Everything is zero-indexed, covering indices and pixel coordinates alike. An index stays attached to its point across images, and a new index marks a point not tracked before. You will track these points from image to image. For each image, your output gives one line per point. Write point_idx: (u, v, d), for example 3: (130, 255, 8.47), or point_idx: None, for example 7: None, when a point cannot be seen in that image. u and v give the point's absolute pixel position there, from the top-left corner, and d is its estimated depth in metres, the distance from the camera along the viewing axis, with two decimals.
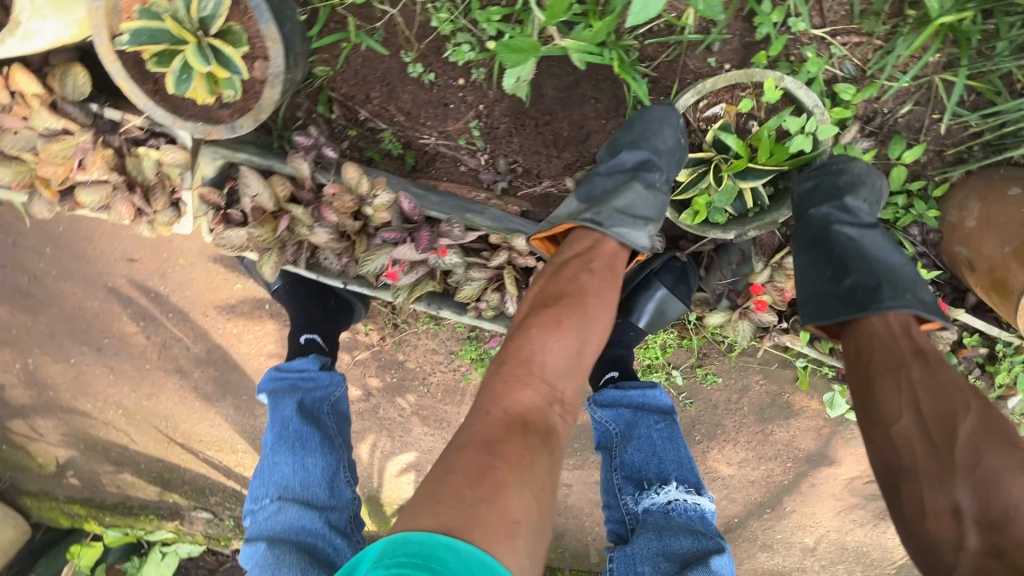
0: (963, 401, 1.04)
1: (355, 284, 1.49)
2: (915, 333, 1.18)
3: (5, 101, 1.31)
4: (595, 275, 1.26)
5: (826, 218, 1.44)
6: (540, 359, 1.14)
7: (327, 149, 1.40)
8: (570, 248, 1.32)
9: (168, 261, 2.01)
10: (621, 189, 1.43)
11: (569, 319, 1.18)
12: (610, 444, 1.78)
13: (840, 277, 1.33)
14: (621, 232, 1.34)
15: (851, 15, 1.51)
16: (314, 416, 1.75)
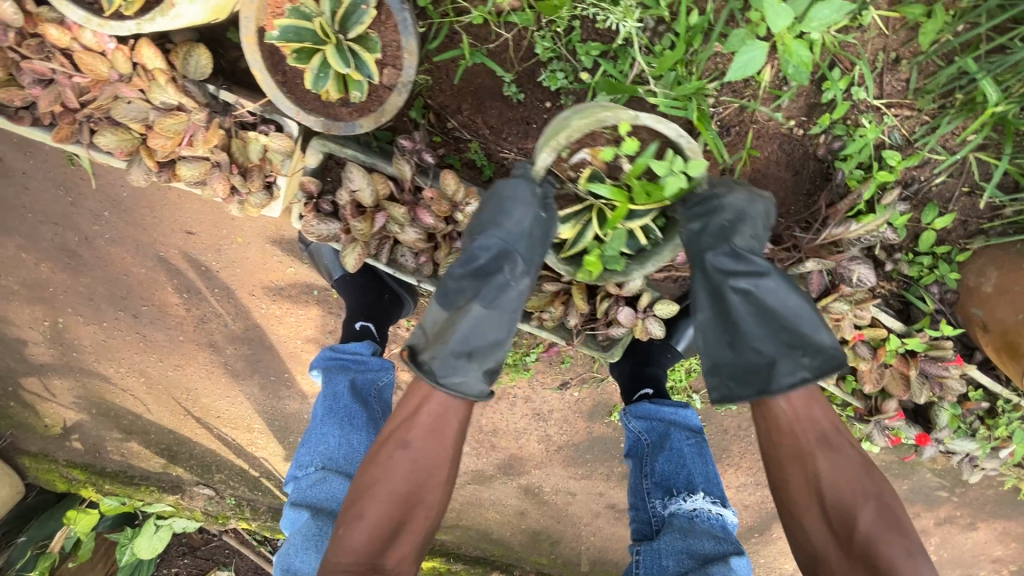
0: (852, 493, 1.22)
1: (430, 284, 1.57)
2: (813, 411, 1.28)
3: (127, 72, 1.36)
4: (408, 442, 1.28)
5: (718, 277, 1.33)
6: (365, 534, 1.23)
7: (427, 154, 1.47)
8: (411, 397, 1.31)
9: (225, 237, 2.04)
10: (481, 294, 1.34)
11: (388, 463, 1.26)
12: (642, 452, 1.92)
13: (735, 351, 1.32)
14: (454, 383, 1.28)
15: (907, 90, 1.65)
16: (362, 398, 1.80)
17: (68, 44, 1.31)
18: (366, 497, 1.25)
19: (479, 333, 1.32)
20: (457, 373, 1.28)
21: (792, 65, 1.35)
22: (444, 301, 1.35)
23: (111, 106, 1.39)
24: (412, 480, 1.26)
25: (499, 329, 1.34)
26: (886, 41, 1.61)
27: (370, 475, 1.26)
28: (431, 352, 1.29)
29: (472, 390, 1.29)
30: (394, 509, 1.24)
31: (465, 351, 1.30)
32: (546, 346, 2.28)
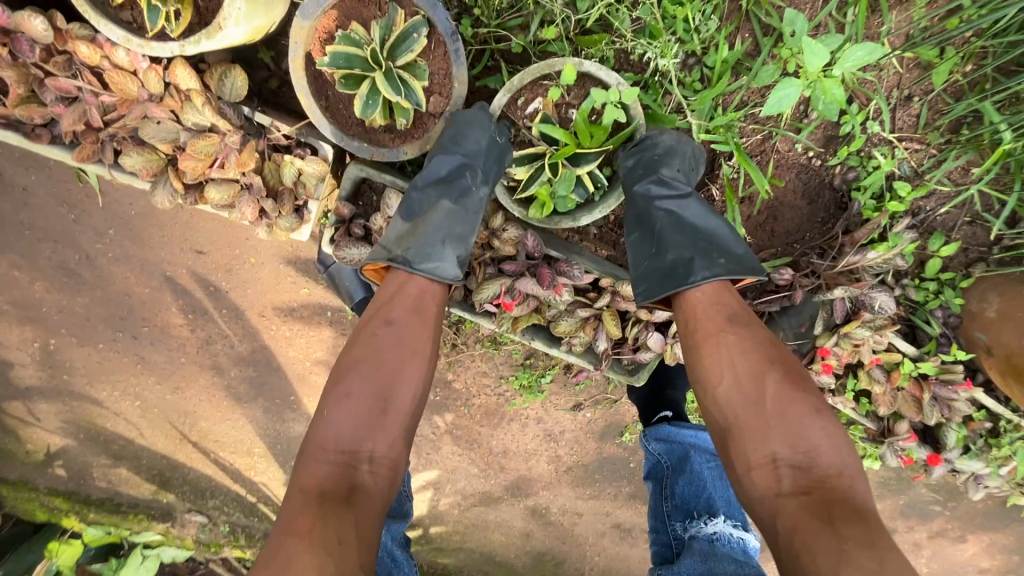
0: (761, 361, 1.13)
1: (461, 309, 1.56)
2: (727, 294, 1.21)
3: (158, 92, 1.31)
4: (392, 320, 1.18)
5: (648, 199, 1.34)
6: (343, 429, 1.11)
7: None
8: (388, 287, 1.23)
9: (238, 257, 1.99)
10: (435, 204, 1.30)
11: (362, 355, 1.16)
12: (661, 473, 1.88)
13: (659, 256, 1.29)
14: (430, 268, 1.22)
15: (916, 125, 1.73)
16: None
17: (98, 62, 1.26)
18: (343, 388, 1.14)
19: (444, 228, 1.28)
20: (431, 259, 1.24)
21: (822, 101, 1.41)
22: (406, 214, 1.29)
23: (138, 126, 1.34)
24: (396, 370, 1.16)
25: (454, 231, 1.28)
26: (899, 79, 1.68)
27: (346, 372, 1.15)
28: (401, 247, 1.24)
29: (448, 275, 1.24)
30: (374, 397, 1.13)
31: (440, 241, 1.26)
32: (561, 366, 2.28)
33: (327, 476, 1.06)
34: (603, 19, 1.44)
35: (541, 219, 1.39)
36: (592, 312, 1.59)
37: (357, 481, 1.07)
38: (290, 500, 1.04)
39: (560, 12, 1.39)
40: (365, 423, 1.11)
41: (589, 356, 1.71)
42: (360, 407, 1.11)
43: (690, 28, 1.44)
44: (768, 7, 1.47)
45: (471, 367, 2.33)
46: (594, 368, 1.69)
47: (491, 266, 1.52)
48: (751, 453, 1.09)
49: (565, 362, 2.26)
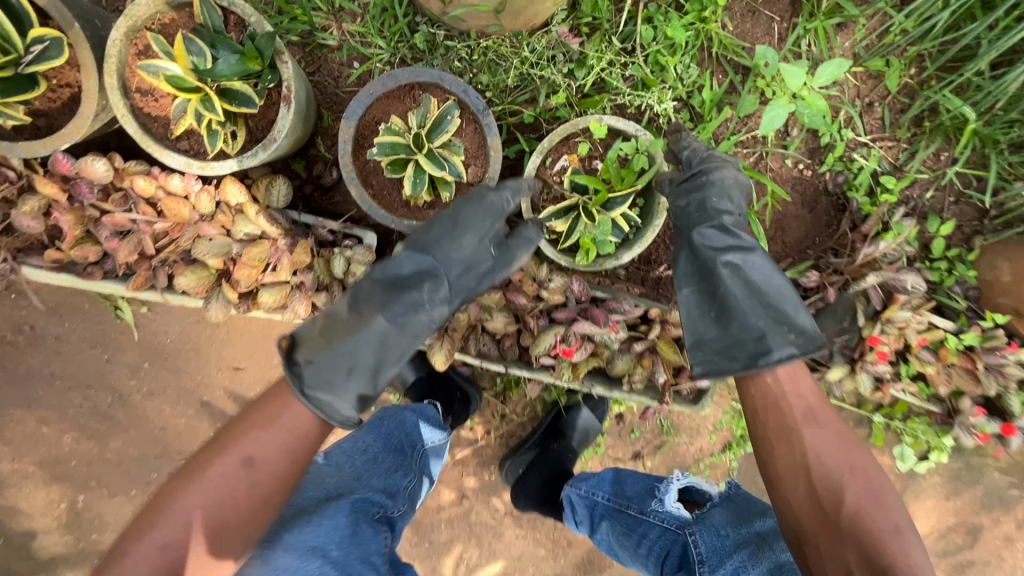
0: (836, 467, 1.13)
1: (518, 367, 1.59)
2: (799, 384, 1.23)
3: (209, 211, 1.38)
4: (255, 457, 1.07)
5: (711, 254, 1.29)
6: (164, 542, 1.00)
7: (503, 241, 1.54)
8: (271, 400, 1.14)
9: (276, 366, 1.96)
10: (330, 389, 1.15)
11: (212, 466, 1.05)
12: (608, 515, 1.73)
13: (720, 325, 1.28)
14: (319, 402, 1.14)
15: (884, 125, 1.92)
16: (423, 461, 1.66)
17: (153, 192, 1.34)
18: (179, 492, 1.03)
19: (363, 352, 1.19)
20: (329, 391, 1.15)
21: (808, 112, 1.55)
22: (354, 299, 1.23)
23: (190, 246, 1.39)
24: (246, 497, 1.05)
25: (368, 355, 1.19)
26: (858, 89, 1.88)
27: (197, 473, 1.04)
28: (306, 355, 1.16)
29: (333, 416, 1.16)
30: (209, 520, 1.02)
31: (348, 364, 1.17)
32: (612, 418, 2.18)
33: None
34: (599, 82, 1.61)
35: (586, 265, 1.45)
36: (647, 344, 1.61)
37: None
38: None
39: (563, 81, 1.55)
40: (173, 549, 1.00)
41: (651, 393, 1.68)
42: (233, 490, 1.04)
43: (678, 78, 1.61)
44: (735, 49, 1.68)
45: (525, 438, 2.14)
46: (659, 406, 1.64)
47: (543, 316, 1.55)
48: (825, 561, 1.06)
49: (615, 412, 2.17)
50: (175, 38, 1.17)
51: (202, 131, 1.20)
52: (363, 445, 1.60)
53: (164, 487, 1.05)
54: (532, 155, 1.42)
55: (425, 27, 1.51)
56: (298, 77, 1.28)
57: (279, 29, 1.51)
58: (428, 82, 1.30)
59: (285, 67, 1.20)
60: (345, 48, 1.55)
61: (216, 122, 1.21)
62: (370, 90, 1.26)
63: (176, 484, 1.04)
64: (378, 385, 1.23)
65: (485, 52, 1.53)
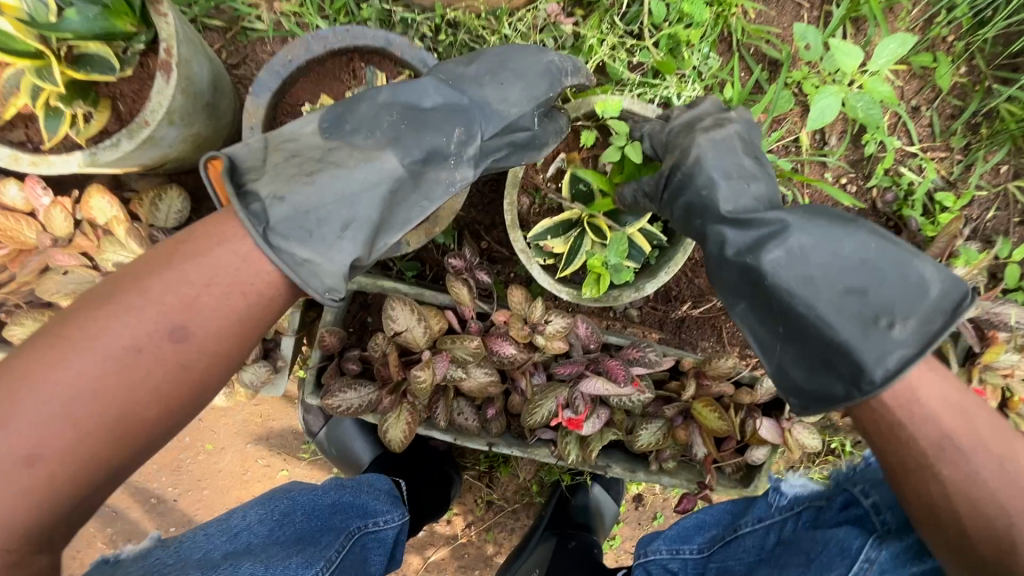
0: (1007, 515, 0.65)
1: (506, 445, 1.16)
2: (919, 399, 0.71)
3: (65, 234, 0.98)
4: (186, 330, 0.66)
5: (732, 253, 0.81)
6: (14, 441, 0.58)
7: (483, 272, 1.14)
8: (185, 255, 0.69)
9: (189, 448, 1.50)
10: (308, 233, 0.74)
11: (120, 317, 0.64)
12: (726, 572, 0.98)
13: (794, 342, 0.77)
14: (289, 257, 0.72)
15: (934, 133, 1.58)
16: (360, 552, 1.08)
17: None
18: (46, 371, 0.61)
19: (358, 203, 0.78)
20: (307, 245, 0.74)
21: (864, 102, 1.26)
22: (328, 128, 0.82)
23: (36, 283, 0.98)
24: (166, 386, 0.65)
25: (372, 207, 0.78)
26: (902, 91, 1.57)
27: (95, 323, 0.64)
28: (273, 189, 0.75)
29: (314, 286, 0.73)
30: (116, 402, 0.62)
31: (339, 216, 0.76)
32: (629, 500, 1.71)
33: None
34: (599, 74, 1.29)
35: (594, 298, 1.07)
36: (680, 408, 1.19)
37: (27, 530, 0.59)
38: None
39: None
40: (27, 462, 0.59)
41: (688, 471, 1.27)
42: (150, 374, 0.64)
43: (696, 69, 1.30)
44: (762, 37, 1.35)
45: (517, 531, 1.66)
46: (699, 491, 1.22)
47: (539, 372, 1.14)
48: None
49: (633, 493, 1.69)
50: None
51: (37, 110, 0.84)
52: (247, 525, 0.97)
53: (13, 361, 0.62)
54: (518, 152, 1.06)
55: (377, 4, 1.19)
56: (196, 50, 0.94)
57: (188, 7, 1.17)
58: (373, 51, 0.95)
59: (164, 23, 0.84)
60: (276, 32, 1.21)
61: (58, 99, 0.85)
62: (288, 58, 0.90)
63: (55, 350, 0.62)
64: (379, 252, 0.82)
65: (455, 33, 1.20)
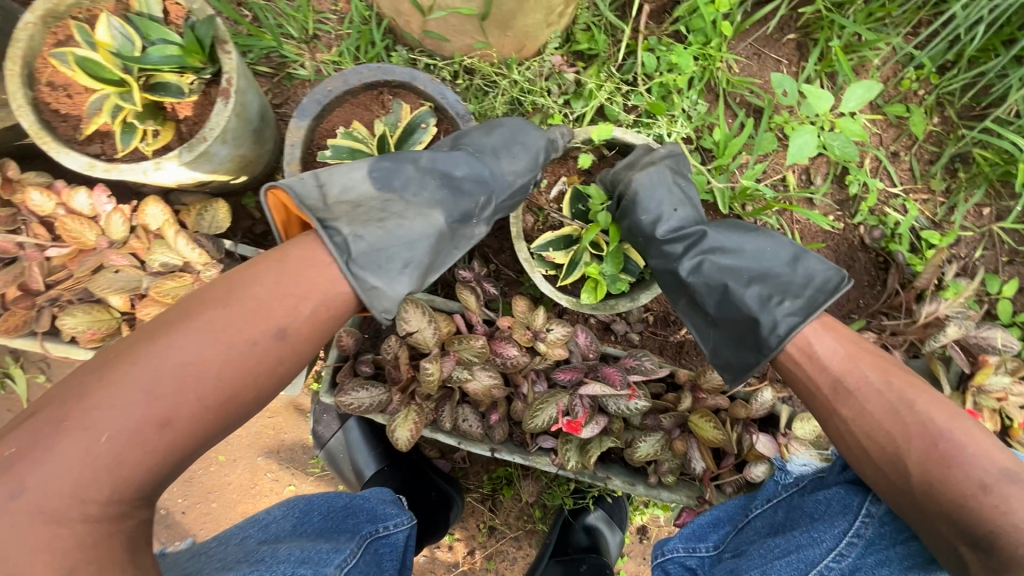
0: (885, 435, 0.81)
1: (508, 450, 1.21)
2: (817, 356, 0.88)
3: (121, 237, 1.11)
4: (285, 332, 0.75)
5: (663, 261, 1.02)
6: (138, 411, 0.65)
7: (489, 284, 1.24)
8: (280, 268, 0.78)
9: (203, 459, 1.54)
10: (381, 262, 0.84)
11: (232, 313, 0.73)
12: (740, 552, 1.06)
13: (719, 321, 0.96)
14: (366, 284, 0.82)
15: (914, 176, 1.67)
16: (373, 558, 1.02)
17: (52, 211, 1.10)
18: (166, 352, 0.68)
19: (418, 242, 0.88)
20: (382, 274, 0.84)
21: (840, 140, 1.39)
22: (378, 179, 0.92)
23: (90, 279, 1.09)
24: (262, 377, 0.74)
25: (426, 250, 0.88)
26: (879, 139, 1.66)
27: (208, 315, 0.72)
28: (352, 227, 0.83)
29: (377, 309, 0.83)
30: (221, 387, 0.70)
31: (401, 256, 0.86)
32: (633, 532, 1.68)
33: (88, 480, 0.62)
34: (598, 117, 1.44)
35: (593, 305, 1.15)
36: (677, 420, 1.23)
37: (136, 490, 0.65)
38: (30, 477, 0.60)
39: (560, 111, 1.38)
40: (148, 428, 0.65)
41: (686, 488, 1.30)
42: (249, 362, 0.72)
43: (685, 112, 1.45)
44: (745, 87, 1.50)
45: (519, 562, 1.64)
46: (698, 505, 1.25)
47: (541, 380, 1.20)
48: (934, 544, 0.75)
49: (637, 524, 1.67)
50: (98, 23, 0.98)
51: (115, 125, 1.00)
52: (274, 518, 1.00)
53: (132, 336, 0.69)
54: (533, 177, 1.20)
55: (405, 54, 1.37)
56: (250, 84, 1.10)
57: (246, 57, 1.37)
58: (399, 85, 1.11)
59: (227, 58, 1.01)
60: (317, 77, 1.39)
61: (134, 116, 1.01)
62: (328, 89, 1.06)
63: (177, 332, 0.70)
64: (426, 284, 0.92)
65: (471, 78, 1.38)
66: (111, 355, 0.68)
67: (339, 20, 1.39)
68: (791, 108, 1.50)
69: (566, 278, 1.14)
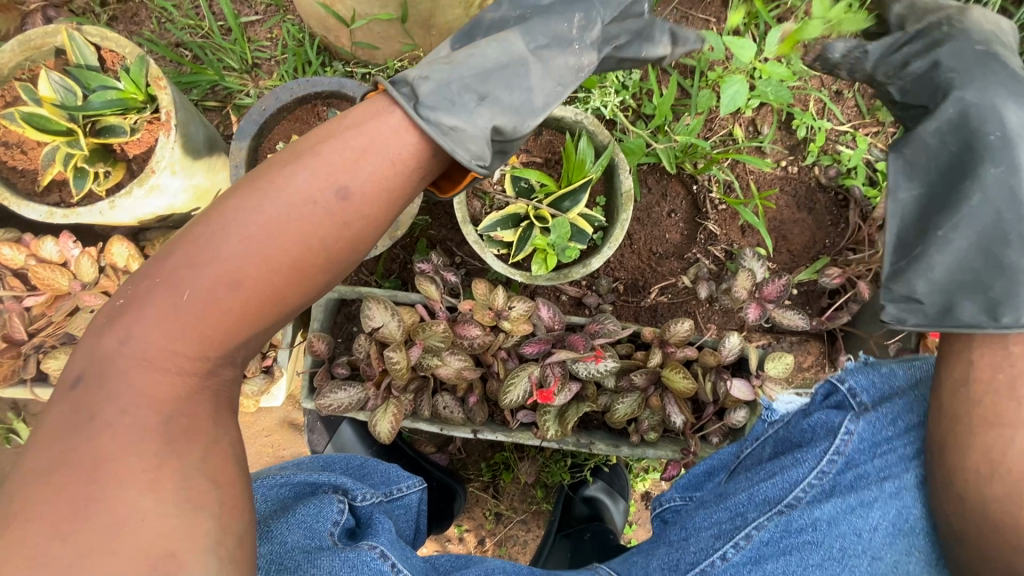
0: None
1: (489, 430, 1.24)
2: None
3: (92, 279, 1.16)
4: (346, 191, 0.69)
5: (965, 137, 0.90)
6: (210, 272, 0.65)
7: (449, 272, 1.28)
8: (345, 121, 0.73)
9: None
10: (455, 106, 0.79)
11: (287, 174, 0.69)
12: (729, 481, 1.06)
13: (956, 250, 0.88)
14: (437, 121, 0.76)
15: (861, 111, 1.60)
16: (390, 514, 1.05)
17: (24, 263, 1.15)
18: (235, 218, 0.67)
19: (490, 88, 0.83)
20: (453, 112, 0.78)
21: (772, 85, 1.32)
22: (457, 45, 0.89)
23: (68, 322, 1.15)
24: (331, 238, 0.69)
25: (502, 91, 0.84)
26: (820, 80, 1.59)
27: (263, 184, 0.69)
28: (420, 76, 0.80)
29: (462, 151, 0.78)
30: (289, 245, 0.67)
31: (473, 99, 0.81)
32: (639, 499, 1.69)
33: (161, 340, 0.63)
34: None
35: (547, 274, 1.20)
36: (650, 377, 1.24)
37: (213, 350, 0.66)
38: (124, 339, 0.63)
39: None
40: (221, 291, 0.65)
41: (671, 443, 1.31)
42: (318, 225, 0.68)
43: (619, 82, 1.50)
44: None
45: (530, 544, 1.66)
46: (683, 457, 1.26)
47: (511, 357, 1.24)
48: None
49: (641, 491, 1.68)
50: (39, 79, 1.04)
51: (68, 172, 1.07)
52: (305, 460, 1.11)
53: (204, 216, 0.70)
54: None
55: (341, 68, 1.43)
56: (193, 117, 1.16)
57: (192, 95, 1.43)
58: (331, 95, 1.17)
59: (163, 93, 1.06)
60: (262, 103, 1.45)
61: (85, 161, 1.08)
62: (263, 109, 1.12)
63: (240, 199, 0.68)
64: (520, 130, 0.88)
65: None
66: (194, 225, 0.68)
67: (275, 46, 1.45)
68: (725, 65, 1.52)
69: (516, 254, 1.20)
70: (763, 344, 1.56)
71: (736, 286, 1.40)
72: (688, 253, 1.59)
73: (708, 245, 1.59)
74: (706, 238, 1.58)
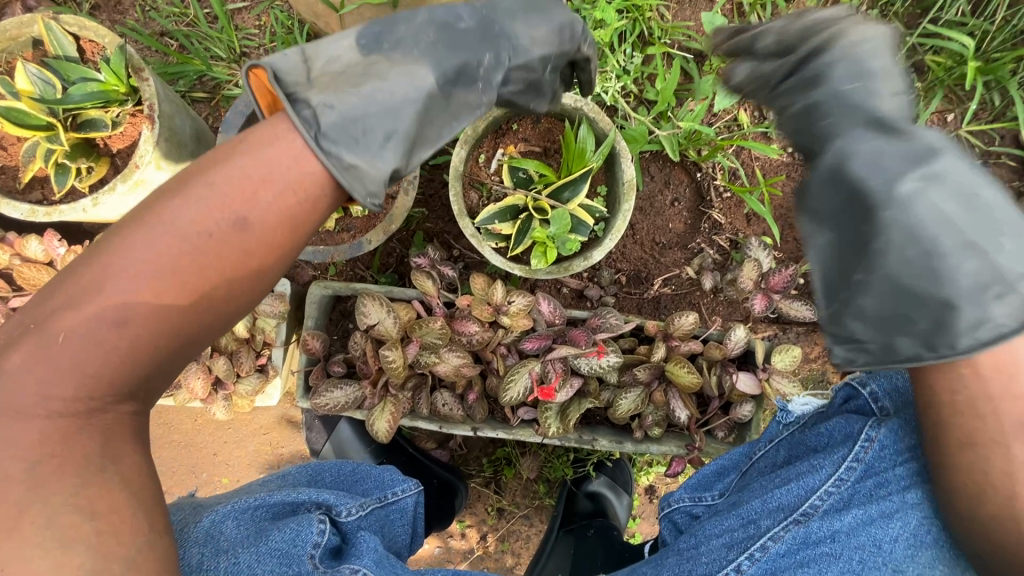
0: None
1: (489, 428, 1.22)
2: None
3: None
4: (246, 221, 0.62)
5: (851, 179, 0.75)
6: (93, 310, 0.58)
7: (446, 266, 1.24)
8: (235, 146, 0.64)
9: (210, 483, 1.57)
10: (364, 136, 0.72)
11: (188, 197, 0.61)
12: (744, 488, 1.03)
13: (880, 303, 0.74)
14: (337, 157, 0.69)
15: None
16: (382, 520, 1.04)
17: (8, 262, 1.12)
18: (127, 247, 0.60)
19: (401, 114, 0.76)
20: (355, 145, 0.71)
21: None
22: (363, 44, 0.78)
23: None
24: (231, 271, 0.63)
25: (411, 117, 0.76)
26: None
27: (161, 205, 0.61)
28: (322, 97, 0.71)
29: (359, 191, 0.70)
30: (187, 276, 0.61)
31: (382, 129, 0.74)
32: (643, 493, 1.67)
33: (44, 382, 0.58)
34: None
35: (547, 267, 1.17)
36: (653, 371, 1.21)
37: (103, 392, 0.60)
38: None
39: None
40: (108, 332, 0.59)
41: (675, 438, 1.29)
42: (217, 257, 0.62)
43: (621, 67, 1.45)
44: (680, 32, 1.47)
45: (533, 539, 1.65)
46: (688, 453, 1.23)
47: (511, 354, 1.21)
48: None
49: (645, 484, 1.66)
50: (16, 71, 1.00)
51: (49, 168, 1.03)
52: (291, 472, 1.09)
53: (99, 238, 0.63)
54: (459, 149, 1.14)
55: None
56: (178, 109, 1.12)
57: (180, 86, 1.39)
58: None
59: (146, 84, 1.02)
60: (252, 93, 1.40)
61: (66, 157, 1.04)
62: (250, 98, 1.07)
63: (130, 227, 0.60)
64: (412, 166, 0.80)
65: None
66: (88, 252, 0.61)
67: (264, 34, 1.40)
68: None
69: (514, 247, 1.16)
70: (770, 335, 1.53)
71: (742, 276, 1.36)
72: (692, 243, 1.55)
73: (712, 235, 1.55)
74: (711, 227, 1.54)
